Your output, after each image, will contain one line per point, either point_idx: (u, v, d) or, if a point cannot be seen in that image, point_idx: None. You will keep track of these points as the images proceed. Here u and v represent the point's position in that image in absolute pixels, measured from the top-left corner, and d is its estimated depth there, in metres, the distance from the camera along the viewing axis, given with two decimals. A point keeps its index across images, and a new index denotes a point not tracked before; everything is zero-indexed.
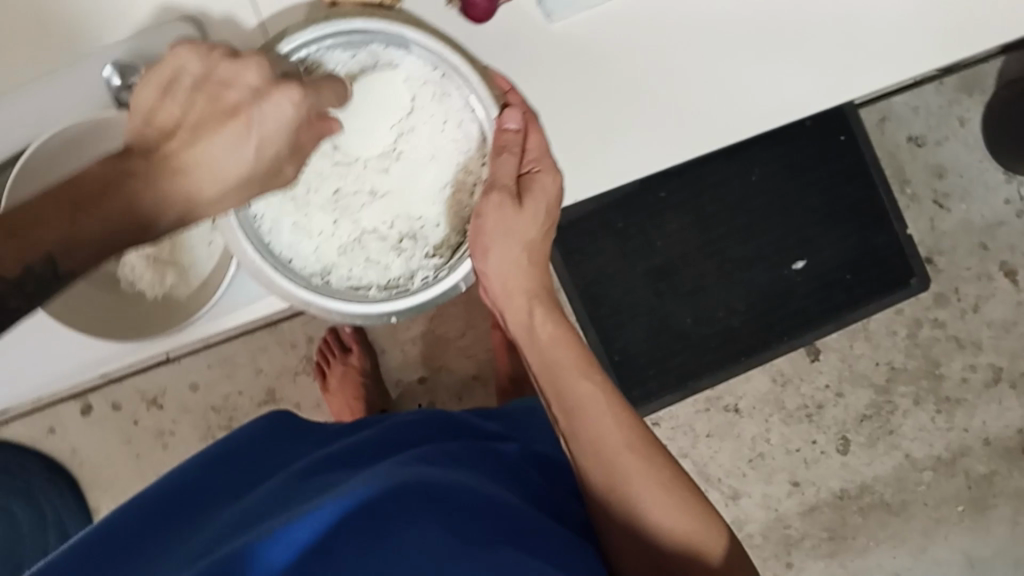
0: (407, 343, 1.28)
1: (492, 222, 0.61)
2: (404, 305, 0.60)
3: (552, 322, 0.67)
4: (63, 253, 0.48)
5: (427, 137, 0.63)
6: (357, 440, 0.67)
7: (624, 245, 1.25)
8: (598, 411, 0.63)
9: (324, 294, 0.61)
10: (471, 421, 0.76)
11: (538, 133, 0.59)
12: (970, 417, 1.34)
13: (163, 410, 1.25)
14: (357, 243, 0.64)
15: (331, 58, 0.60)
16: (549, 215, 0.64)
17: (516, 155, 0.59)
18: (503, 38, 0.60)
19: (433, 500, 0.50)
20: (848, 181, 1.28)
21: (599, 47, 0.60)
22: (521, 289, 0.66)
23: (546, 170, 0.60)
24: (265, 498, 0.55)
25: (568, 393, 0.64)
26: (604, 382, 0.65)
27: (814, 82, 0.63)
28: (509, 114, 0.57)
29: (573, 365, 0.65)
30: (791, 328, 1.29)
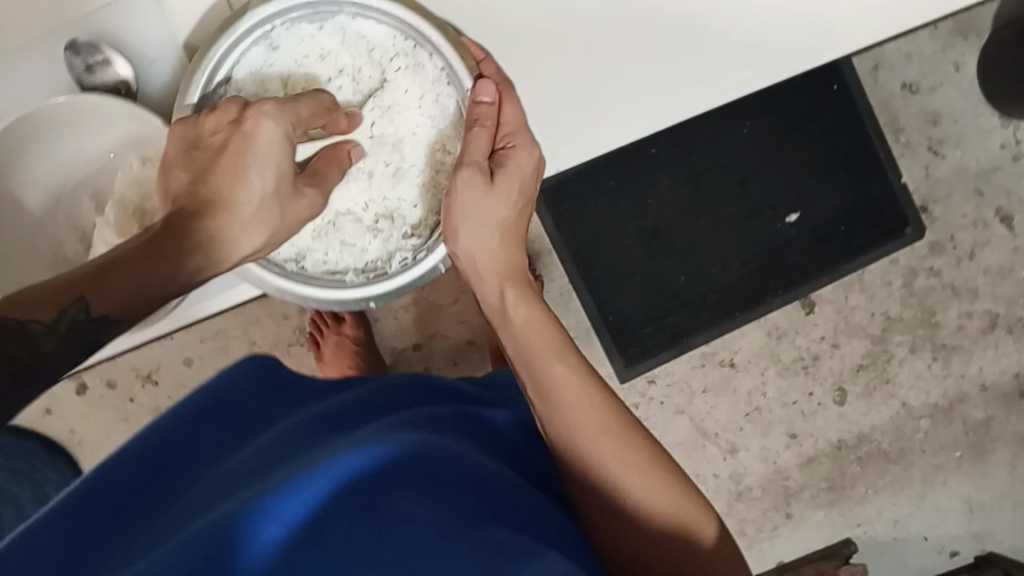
0: (399, 311, 1.27)
1: (461, 198, 0.64)
2: (386, 286, 0.64)
3: (527, 304, 0.68)
4: (96, 299, 0.52)
5: (400, 114, 0.66)
6: (338, 398, 0.65)
7: (614, 205, 1.23)
8: (575, 391, 0.62)
9: (302, 279, 0.64)
10: (460, 386, 0.77)
11: (515, 105, 0.60)
12: (967, 363, 1.34)
13: (159, 387, 1.25)
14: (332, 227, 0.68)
15: (301, 31, 0.61)
16: (522, 190, 0.67)
17: (488, 128, 0.61)
18: (474, 3, 0.58)
19: (422, 480, 0.50)
20: (840, 131, 1.26)
21: (574, 9, 0.58)
22: (493, 269, 0.68)
23: (523, 146, 0.62)
24: (253, 460, 0.54)
25: (544, 374, 0.63)
26: (580, 362, 0.64)
27: (800, 38, 0.60)
28: (485, 86, 0.58)
29: (547, 345, 0.65)
30: (786, 283, 1.29)
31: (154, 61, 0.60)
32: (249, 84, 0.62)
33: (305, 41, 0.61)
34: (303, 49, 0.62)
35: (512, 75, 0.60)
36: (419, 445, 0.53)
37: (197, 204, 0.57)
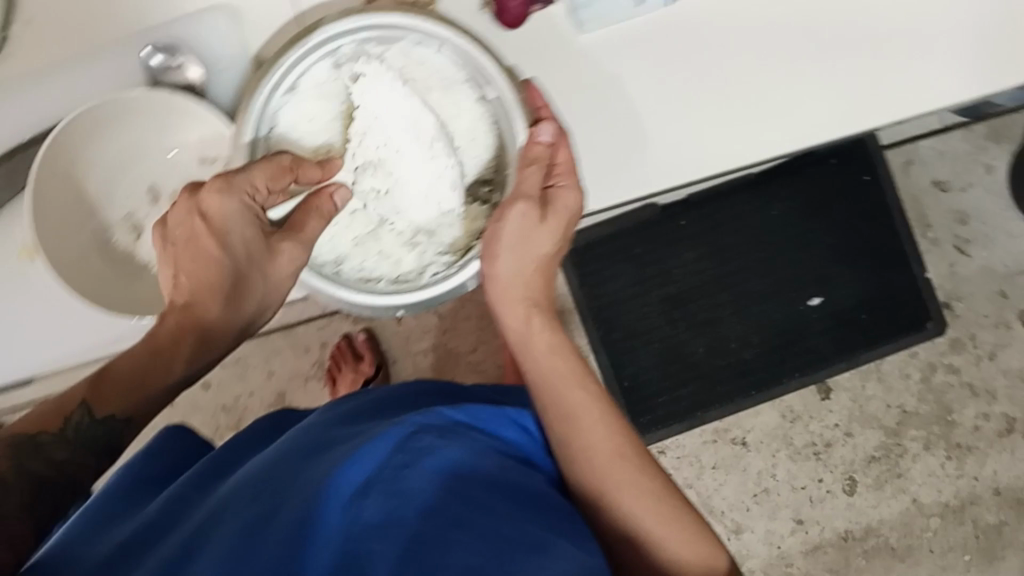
0: (418, 355, 1.29)
1: (509, 227, 0.61)
2: (418, 297, 0.60)
3: (551, 331, 0.67)
4: (97, 403, 0.56)
5: (447, 138, 0.62)
6: (356, 407, 0.67)
7: (640, 271, 1.26)
8: (592, 419, 0.61)
9: (337, 282, 0.61)
10: (475, 391, 0.77)
11: (569, 150, 0.58)
12: (982, 465, 1.33)
13: (173, 407, 1.26)
14: (370, 234, 0.63)
15: (362, 51, 0.59)
16: (567, 229, 0.63)
17: (543, 168, 0.58)
18: (532, 45, 0.62)
19: (431, 477, 0.50)
20: (870, 221, 1.28)
21: (623, 62, 0.62)
22: (520, 296, 0.66)
23: (569, 186, 0.60)
24: (293, 446, 0.58)
25: (561, 402, 0.62)
26: (597, 390, 0.63)
27: (836, 110, 0.63)
28: (545, 127, 0.57)
29: (568, 373, 0.64)
30: (803, 365, 1.29)
31: (224, 70, 0.63)
32: (315, 98, 0.60)
33: (362, 60, 0.59)
34: (367, 66, 0.60)
35: (561, 112, 0.63)
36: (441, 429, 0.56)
37: (183, 304, 0.62)
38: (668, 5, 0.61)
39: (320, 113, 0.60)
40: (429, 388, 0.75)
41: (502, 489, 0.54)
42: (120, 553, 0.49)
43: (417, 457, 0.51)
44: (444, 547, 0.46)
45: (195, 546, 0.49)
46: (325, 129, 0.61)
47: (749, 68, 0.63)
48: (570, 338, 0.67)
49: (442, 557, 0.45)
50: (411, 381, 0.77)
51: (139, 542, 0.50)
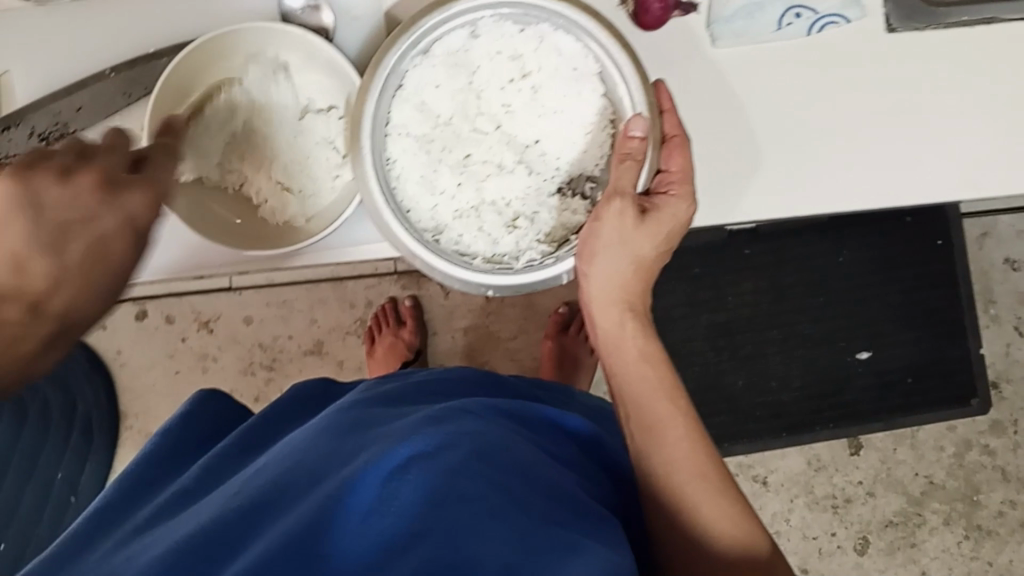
0: (457, 332, 1.28)
1: (608, 228, 0.57)
2: (506, 281, 0.56)
3: (644, 336, 0.62)
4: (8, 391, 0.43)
5: (564, 128, 0.61)
6: (398, 391, 0.67)
7: (695, 292, 1.25)
8: (675, 434, 0.59)
9: (431, 250, 0.56)
10: (514, 388, 0.77)
11: (683, 157, 0.58)
12: (997, 551, 1.31)
13: (212, 335, 1.27)
14: (474, 210, 0.61)
15: (499, 28, 0.58)
16: (668, 240, 0.60)
17: (638, 164, 0.55)
18: (666, 49, 0.61)
19: (469, 455, 0.49)
20: (932, 287, 1.26)
21: (753, 82, 0.61)
22: (616, 299, 0.62)
23: (681, 198, 0.58)
24: (332, 423, 0.57)
25: (646, 413, 0.60)
26: (685, 404, 0.60)
27: (956, 173, 0.62)
28: (635, 120, 0.54)
29: (657, 382, 0.61)
30: (839, 418, 1.28)
31: (355, 18, 0.62)
32: (446, 66, 0.58)
33: (497, 36, 0.58)
34: (501, 45, 0.58)
35: (690, 122, 0.61)
36: (479, 426, 0.55)
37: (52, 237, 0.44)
38: (809, 33, 0.60)
39: (446, 80, 0.59)
40: (471, 376, 0.74)
41: (538, 486, 0.53)
42: (155, 513, 0.50)
43: (456, 438, 0.50)
44: (475, 533, 0.44)
45: (215, 502, 0.48)
46: (448, 98, 0.59)
47: (878, 115, 0.61)
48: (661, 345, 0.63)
49: (472, 542, 0.43)
50: (451, 367, 0.76)
51: (174, 505, 0.50)
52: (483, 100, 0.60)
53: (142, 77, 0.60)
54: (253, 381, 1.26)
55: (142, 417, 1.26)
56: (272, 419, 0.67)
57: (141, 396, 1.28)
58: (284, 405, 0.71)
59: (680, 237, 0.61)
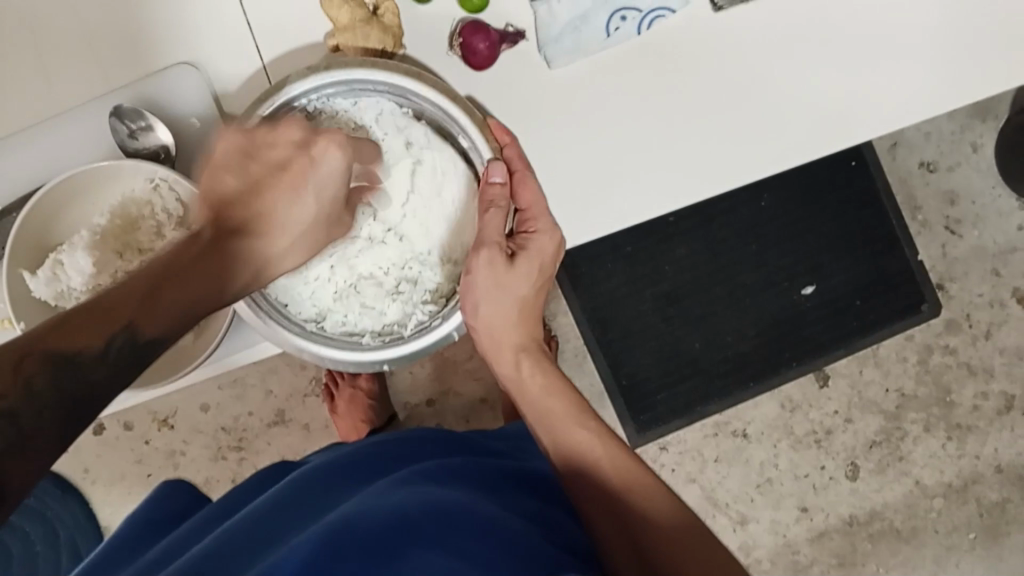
0: (414, 366, 1.29)
1: (483, 279, 0.63)
2: (394, 354, 0.62)
3: (540, 371, 0.71)
4: (142, 321, 0.48)
5: (418, 183, 0.66)
6: (344, 468, 0.67)
7: (632, 270, 1.25)
8: (593, 449, 0.67)
9: (316, 340, 0.62)
10: (461, 434, 0.78)
11: (529, 185, 0.60)
12: (982, 444, 1.34)
13: (174, 430, 1.26)
14: (352, 288, 0.67)
15: (333, 105, 0.62)
16: (541, 276, 0.66)
17: (502, 208, 0.60)
18: (506, 80, 0.63)
19: (429, 513, 0.54)
20: (859, 206, 1.28)
21: (596, 91, 0.63)
22: (510, 342, 0.70)
23: (543, 230, 0.62)
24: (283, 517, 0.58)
25: (563, 439, 0.68)
26: (597, 427, 0.68)
27: (811, 130, 0.64)
28: (493, 166, 0.59)
29: (565, 411, 0.69)
30: (800, 354, 1.29)
31: (194, 125, 0.64)
32: None
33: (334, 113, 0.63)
34: (337, 120, 0.63)
35: (550, 145, 0.63)
36: (434, 497, 0.58)
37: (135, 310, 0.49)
38: (640, 34, 0.62)
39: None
40: (438, 436, 0.75)
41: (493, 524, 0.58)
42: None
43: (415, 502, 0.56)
44: None
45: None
46: None
47: (725, 92, 0.63)
48: (559, 374, 0.71)
49: None
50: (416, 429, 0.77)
51: None
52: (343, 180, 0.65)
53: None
54: (227, 465, 1.26)
55: None
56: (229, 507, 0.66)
57: (120, 509, 1.26)
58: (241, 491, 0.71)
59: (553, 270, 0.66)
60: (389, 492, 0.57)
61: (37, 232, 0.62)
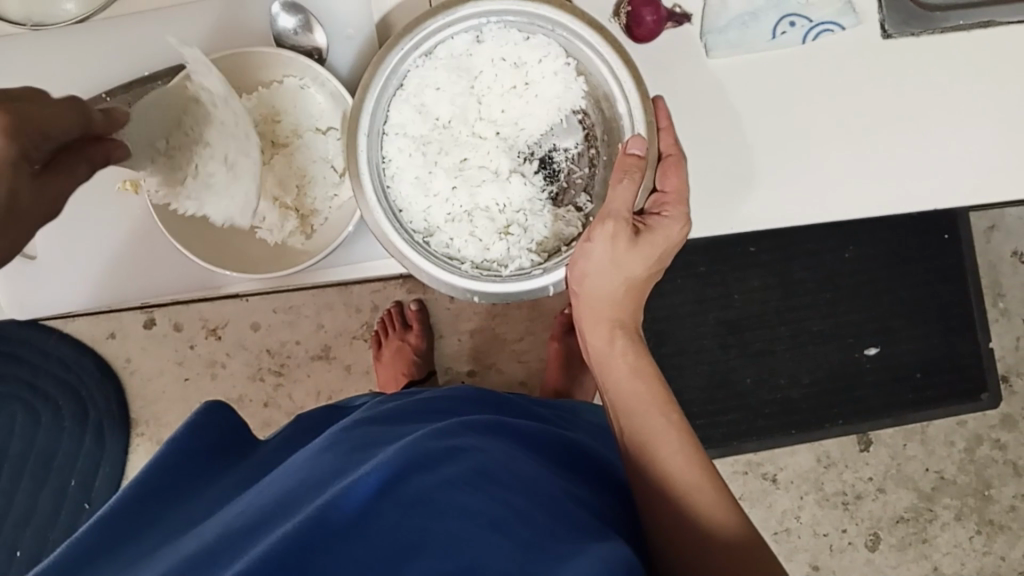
0: (463, 334, 1.28)
1: (600, 251, 0.56)
2: (489, 289, 0.54)
3: (635, 352, 0.61)
4: None
5: (530, 116, 0.59)
6: (398, 410, 0.62)
7: (701, 291, 1.24)
8: (669, 446, 0.56)
9: (419, 248, 0.54)
10: (516, 403, 0.73)
11: (676, 176, 0.55)
12: (1010, 546, 1.32)
13: (220, 341, 1.26)
14: (465, 215, 0.59)
15: (505, 36, 0.56)
16: (661, 258, 0.59)
17: (635, 183, 0.53)
18: (662, 61, 0.62)
19: (467, 472, 0.47)
20: (943, 280, 1.26)
21: (749, 92, 0.61)
22: (605, 316, 0.61)
23: (676, 218, 0.56)
24: (307, 453, 0.52)
25: (639, 427, 0.57)
26: (679, 421, 0.58)
27: (953, 179, 0.62)
28: (635, 139, 0.53)
29: (652, 397, 0.59)
30: (848, 414, 1.27)
31: (349, 36, 0.62)
32: (448, 69, 0.56)
33: (503, 42, 0.56)
34: (506, 51, 0.57)
35: (687, 135, 0.62)
36: (466, 441, 0.51)
37: None
38: (805, 43, 0.61)
39: (448, 83, 0.57)
40: (471, 396, 0.69)
41: (538, 498, 0.50)
42: (159, 536, 0.46)
43: (451, 453, 0.48)
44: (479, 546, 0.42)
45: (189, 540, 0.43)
46: (449, 101, 0.58)
47: (873, 121, 0.62)
48: (654, 363, 0.61)
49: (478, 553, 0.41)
50: (469, 388, 0.73)
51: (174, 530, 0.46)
52: (486, 102, 0.59)
53: (143, 101, 0.61)
54: (262, 386, 1.27)
55: (152, 425, 1.27)
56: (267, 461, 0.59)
57: (147, 405, 1.27)
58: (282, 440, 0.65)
59: (670, 257, 0.59)
60: (425, 436, 0.50)
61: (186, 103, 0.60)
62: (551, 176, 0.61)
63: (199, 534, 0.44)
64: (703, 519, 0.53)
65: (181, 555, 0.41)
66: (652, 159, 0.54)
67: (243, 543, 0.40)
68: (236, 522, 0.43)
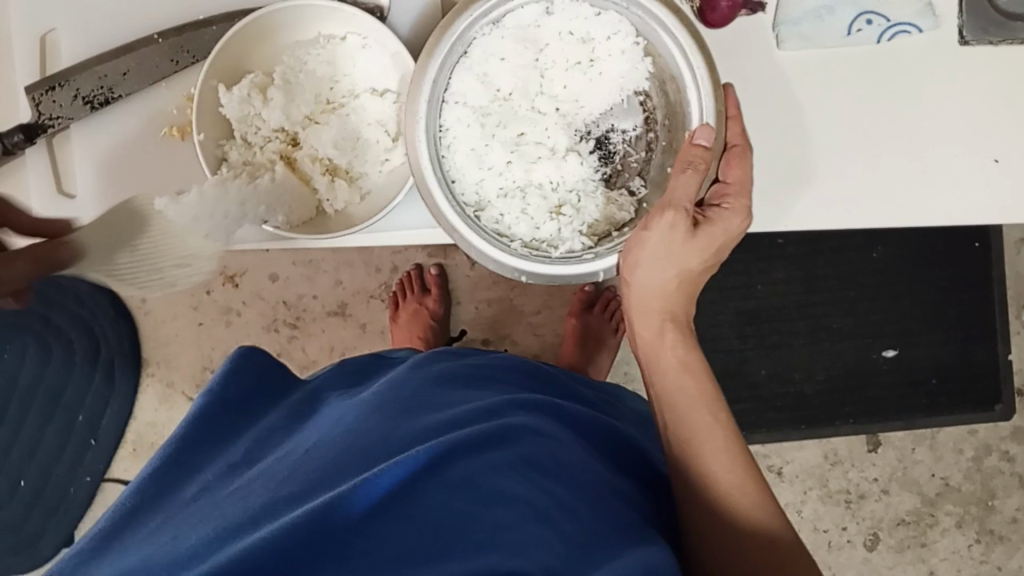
0: (481, 303, 1.27)
1: (658, 242, 0.54)
2: (539, 270, 0.53)
3: (686, 344, 0.59)
4: None
5: (593, 94, 0.58)
6: (450, 372, 0.61)
7: (725, 279, 1.23)
8: (714, 445, 0.55)
9: (471, 223, 0.53)
10: (558, 376, 0.72)
11: (741, 167, 0.54)
12: (1007, 557, 1.32)
13: (237, 290, 1.25)
14: (518, 191, 0.58)
15: (576, 11, 0.54)
16: (719, 252, 0.57)
17: (700, 175, 0.52)
18: (730, 48, 0.60)
19: (513, 459, 0.47)
20: (968, 288, 1.25)
21: (816, 88, 0.60)
22: (656, 308, 0.59)
23: (737, 210, 0.54)
24: (356, 413, 0.52)
25: (683, 420, 0.57)
26: (727, 420, 0.57)
27: (1016, 193, 0.61)
28: (703, 128, 0.51)
29: (698, 394, 0.57)
30: (859, 413, 1.27)
31: None
32: (514, 39, 0.55)
33: (573, 17, 0.54)
34: (574, 25, 0.55)
35: (750, 127, 0.60)
36: (515, 421, 0.51)
37: None
38: (879, 42, 0.59)
39: (513, 54, 0.55)
40: (519, 365, 0.68)
41: (578, 488, 0.50)
42: (202, 490, 0.46)
43: (496, 436, 0.48)
44: (523, 536, 0.41)
45: (235, 498, 0.43)
46: (511, 73, 0.56)
47: (940, 128, 0.60)
48: (702, 356, 0.60)
49: (521, 543, 0.41)
50: (511, 356, 0.72)
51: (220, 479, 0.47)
52: (549, 78, 0.57)
53: (190, 45, 0.61)
54: (276, 338, 1.26)
55: (163, 367, 1.26)
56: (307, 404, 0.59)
57: (159, 346, 1.26)
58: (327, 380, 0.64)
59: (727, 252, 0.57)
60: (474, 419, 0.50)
61: (240, 51, 0.60)
62: (605, 157, 0.59)
63: (242, 493, 0.44)
64: (736, 529, 0.53)
65: (228, 514, 0.41)
66: (718, 149, 0.53)
67: (286, 506, 0.41)
68: (281, 485, 0.43)
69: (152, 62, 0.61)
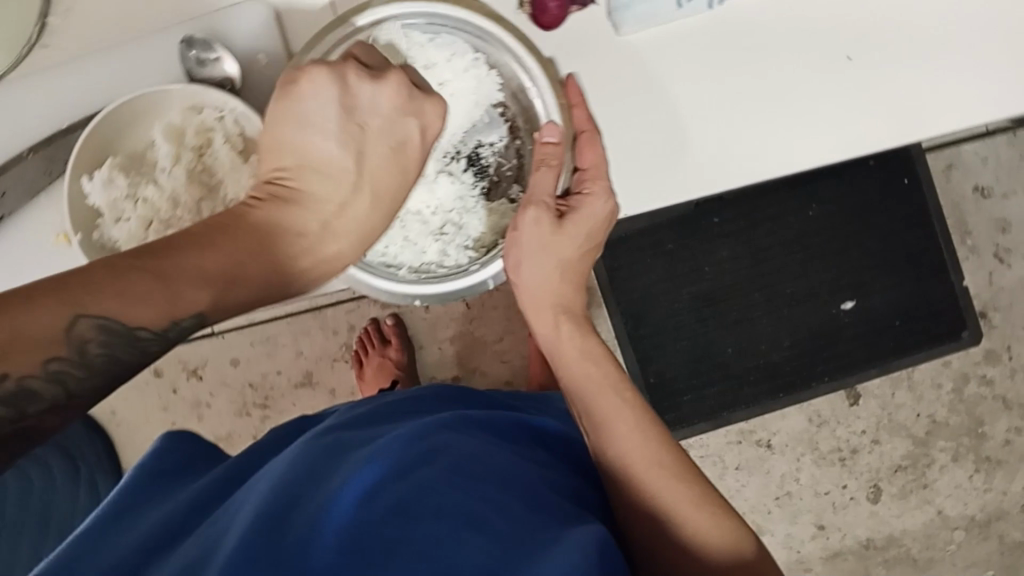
0: (444, 342, 1.29)
1: (529, 237, 0.59)
2: (430, 291, 0.58)
3: (581, 335, 0.64)
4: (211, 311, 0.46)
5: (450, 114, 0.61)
6: (380, 411, 0.63)
7: (672, 267, 1.23)
8: (625, 425, 0.59)
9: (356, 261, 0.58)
10: (488, 395, 0.74)
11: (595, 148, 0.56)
12: (1009, 480, 1.33)
13: (202, 381, 1.27)
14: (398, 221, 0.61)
15: (411, 39, 0.58)
16: (593, 235, 0.61)
17: (553, 169, 0.57)
18: (574, 44, 0.63)
19: (443, 474, 0.48)
20: (909, 226, 1.27)
21: (667, 62, 0.62)
22: (549, 303, 0.64)
23: (598, 194, 0.58)
24: (292, 457, 0.53)
25: (594, 407, 0.60)
26: (634, 398, 0.60)
27: (878, 125, 0.63)
28: (548, 127, 0.56)
29: (602, 379, 0.61)
30: (832, 370, 1.27)
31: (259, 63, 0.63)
32: None
33: (410, 47, 0.58)
34: (414, 54, 0.59)
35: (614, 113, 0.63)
36: (445, 440, 0.52)
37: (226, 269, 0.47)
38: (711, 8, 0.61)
39: None
40: (448, 392, 0.70)
41: (517, 490, 0.51)
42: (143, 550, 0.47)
43: (423, 457, 0.49)
44: (456, 545, 0.43)
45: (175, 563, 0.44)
46: None
47: (796, 75, 0.63)
48: (601, 341, 0.64)
49: (456, 553, 0.42)
50: (436, 385, 0.74)
51: (162, 544, 0.47)
52: None
53: (59, 152, 0.62)
54: (250, 420, 1.27)
55: None
56: (243, 467, 0.59)
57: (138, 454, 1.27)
58: (268, 446, 0.65)
59: (603, 237, 0.62)
60: (403, 441, 0.51)
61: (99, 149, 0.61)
62: (480, 171, 0.62)
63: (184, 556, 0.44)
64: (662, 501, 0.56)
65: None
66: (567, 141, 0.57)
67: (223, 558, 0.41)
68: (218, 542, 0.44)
69: (27, 178, 0.62)
